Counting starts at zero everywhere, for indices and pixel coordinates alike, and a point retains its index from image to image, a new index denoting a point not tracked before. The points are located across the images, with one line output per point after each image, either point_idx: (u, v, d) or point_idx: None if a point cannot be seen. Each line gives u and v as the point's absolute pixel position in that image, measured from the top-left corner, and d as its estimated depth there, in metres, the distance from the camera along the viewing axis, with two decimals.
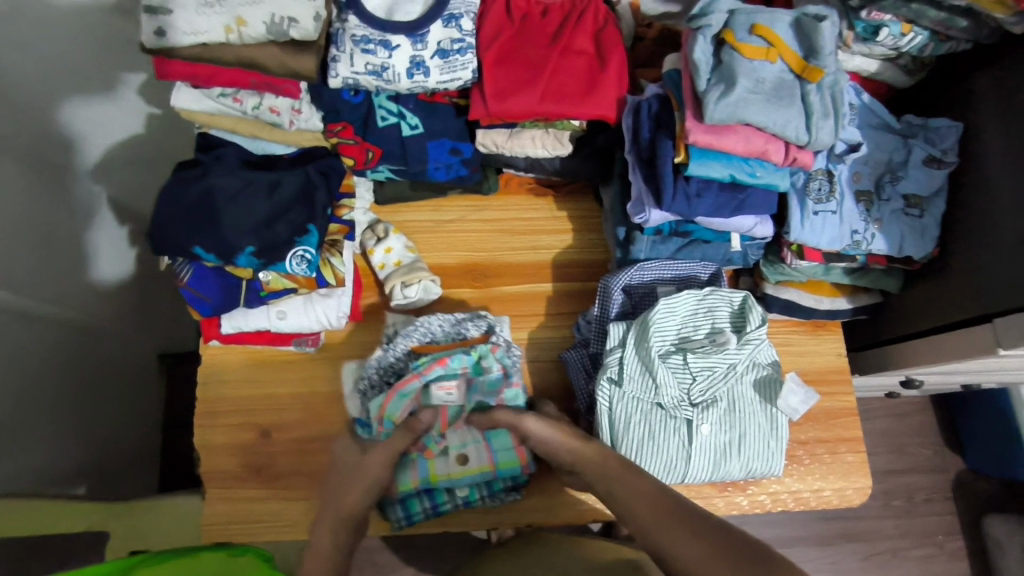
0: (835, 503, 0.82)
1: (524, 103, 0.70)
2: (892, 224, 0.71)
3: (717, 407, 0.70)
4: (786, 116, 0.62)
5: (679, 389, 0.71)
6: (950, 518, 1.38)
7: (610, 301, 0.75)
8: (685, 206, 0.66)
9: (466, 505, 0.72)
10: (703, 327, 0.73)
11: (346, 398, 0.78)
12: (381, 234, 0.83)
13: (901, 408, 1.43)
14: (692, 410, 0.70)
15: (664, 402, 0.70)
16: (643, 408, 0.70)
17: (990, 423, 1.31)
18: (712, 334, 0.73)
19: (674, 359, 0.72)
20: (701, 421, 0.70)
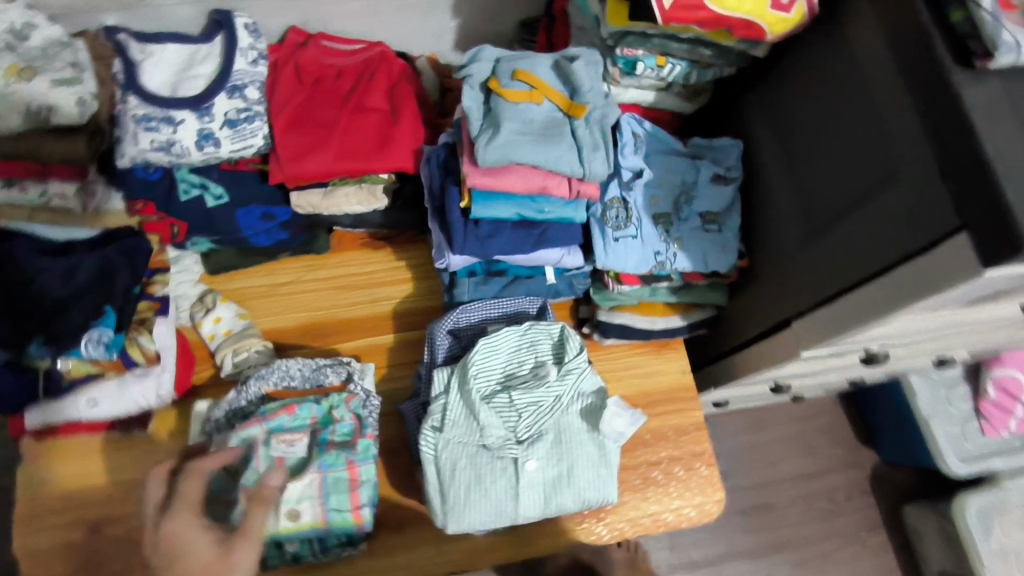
0: (697, 518, 0.83)
1: (317, 164, 0.70)
2: (693, 241, 0.74)
3: (544, 441, 0.71)
4: (557, 152, 0.64)
5: (505, 428, 0.71)
6: (871, 513, 1.39)
7: (434, 344, 0.75)
8: (477, 246, 0.67)
9: (297, 560, 0.67)
10: (526, 361, 0.75)
11: (192, 430, 0.73)
12: (208, 305, 0.81)
13: (808, 411, 1.46)
14: (518, 448, 0.70)
15: (489, 443, 0.70)
16: (467, 453, 0.69)
17: (890, 414, 1.36)
18: (535, 368, 0.74)
19: (498, 400, 0.72)
20: (527, 458, 0.69)
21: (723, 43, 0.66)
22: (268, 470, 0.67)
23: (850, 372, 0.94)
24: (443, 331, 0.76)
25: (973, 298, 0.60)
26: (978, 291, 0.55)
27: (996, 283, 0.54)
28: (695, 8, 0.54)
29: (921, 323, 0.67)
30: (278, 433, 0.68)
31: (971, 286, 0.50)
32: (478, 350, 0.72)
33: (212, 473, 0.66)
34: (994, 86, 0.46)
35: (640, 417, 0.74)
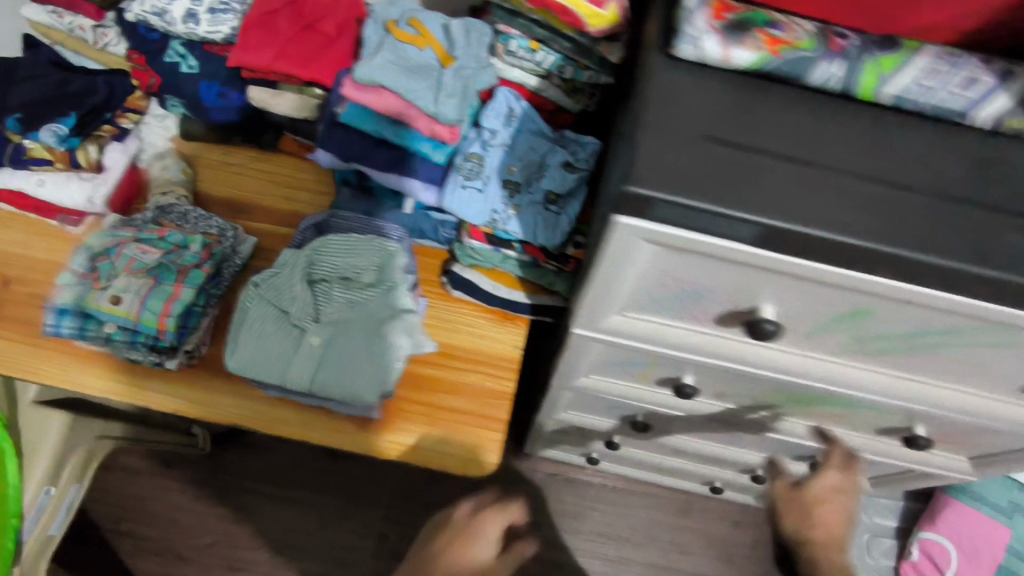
0: (466, 470, 0.87)
1: (259, 58, 0.87)
2: (528, 212, 0.82)
3: (335, 329, 0.81)
4: (415, 87, 0.77)
5: (311, 306, 0.82)
6: None
7: (297, 230, 0.89)
8: (338, 147, 0.81)
9: (107, 341, 0.80)
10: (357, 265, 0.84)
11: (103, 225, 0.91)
12: (163, 155, 0.99)
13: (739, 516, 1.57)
14: (311, 324, 0.81)
15: (291, 312, 0.81)
16: (273, 311, 0.81)
17: None
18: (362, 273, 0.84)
19: (319, 284, 0.83)
20: (313, 334, 0.80)
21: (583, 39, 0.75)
22: (118, 264, 0.82)
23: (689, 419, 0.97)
24: (313, 226, 0.89)
25: (704, 306, 0.65)
26: (685, 281, 0.61)
27: (693, 272, 0.59)
28: None
29: (685, 336, 0.71)
30: (143, 242, 0.84)
31: (644, 253, 0.57)
32: (321, 241, 0.85)
33: (83, 251, 0.84)
34: (683, 77, 0.54)
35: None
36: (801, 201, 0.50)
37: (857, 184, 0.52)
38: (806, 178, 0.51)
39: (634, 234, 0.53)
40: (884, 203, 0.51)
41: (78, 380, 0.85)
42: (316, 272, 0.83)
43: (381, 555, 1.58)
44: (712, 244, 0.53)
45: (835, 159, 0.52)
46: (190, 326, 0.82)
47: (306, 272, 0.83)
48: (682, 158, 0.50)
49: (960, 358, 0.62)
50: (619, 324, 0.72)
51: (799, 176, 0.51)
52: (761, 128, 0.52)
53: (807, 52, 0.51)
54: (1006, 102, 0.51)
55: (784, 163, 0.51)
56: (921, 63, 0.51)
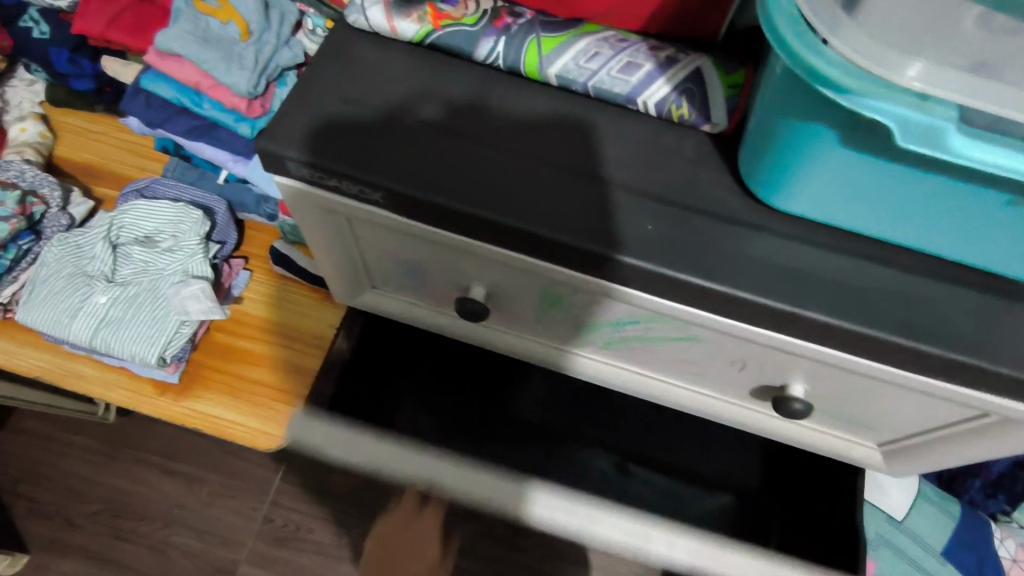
0: (258, 442, 0.87)
1: (94, 25, 0.89)
2: None
3: (126, 290, 0.82)
4: (209, 57, 0.78)
5: (108, 266, 0.84)
6: None
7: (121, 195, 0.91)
8: (142, 110, 0.83)
9: None
10: (166, 232, 0.86)
11: None
12: (23, 117, 1.03)
13: None
14: (103, 283, 0.82)
15: (86, 271, 0.83)
16: (73, 266, 0.83)
17: None
18: (167, 240, 0.86)
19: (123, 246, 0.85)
20: (101, 293, 0.82)
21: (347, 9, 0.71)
22: None
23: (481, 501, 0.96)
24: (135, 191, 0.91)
25: (428, 283, 0.65)
26: (392, 253, 0.61)
27: (392, 243, 0.59)
28: None
29: (432, 317, 0.71)
30: None
31: (328, 220, 0.58)
32: (134, 207, 0.87)
33: None
34: (361, 46, 0.54)
35: (217, 315, 0.83)
36: (441, 171, 0.49)
37: (512, 160, 0.50)
38: (457, 148, 0.50)
39: (304, 195, 0.54)
40: (534, 179, 0.50)
41: None
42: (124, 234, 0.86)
43: (266, 534, 1.61)
44: (372, 212, 0.53)
45: (495, 134, 0.52)
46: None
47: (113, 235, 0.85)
48: (326, 121, 0.51)
49: (664, 351, 0.61)
50: (375, 301, 0.72)
51: (447, 147, 0.50)
52: (425, 99, 0.52)
53: (468, 27, 0.53)
54: (665, 86, 0.51)
55: (438, 135, 0.51)
56: (583, 44, 0.52)
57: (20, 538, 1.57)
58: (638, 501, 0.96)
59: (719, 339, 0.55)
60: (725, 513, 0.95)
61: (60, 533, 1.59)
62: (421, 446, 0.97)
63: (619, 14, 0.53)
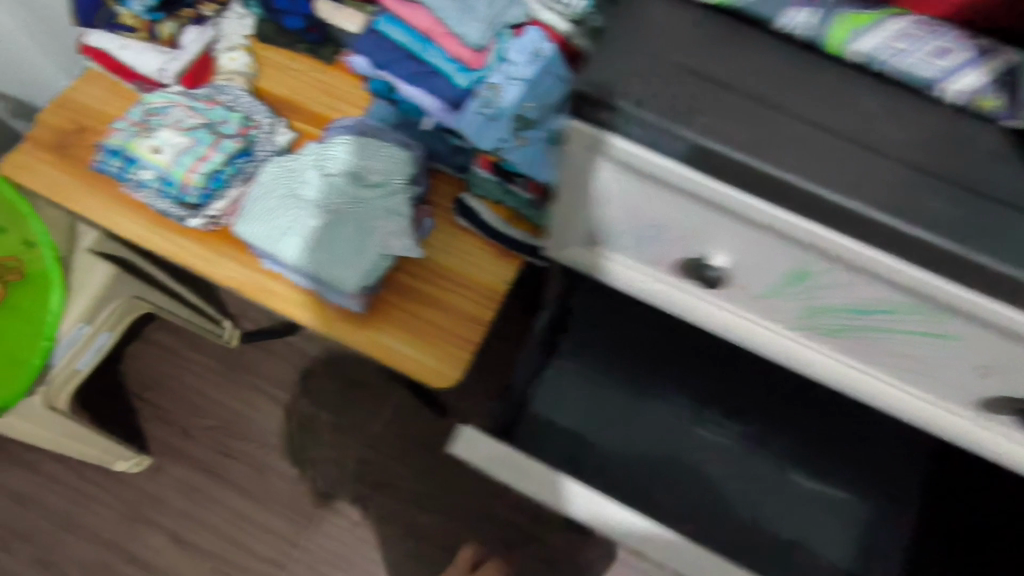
0: (428, 377, 0.92)
1: None
2: (532, 147, 0.86)
3: (334, 216, 0.87)
4: (447, 7, 0.82)
5: (319, 192, 0.88)
6: None
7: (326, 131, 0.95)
8: (371, 51, 0.88)
9: (143, 186, 0.90)
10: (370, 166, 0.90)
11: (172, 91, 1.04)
12: (234, 46, 1.09)
13: None
14: (314, 208, 0.87)
15: (300, 195, 0.88)
16: (286, 191, 0.89)
17: None
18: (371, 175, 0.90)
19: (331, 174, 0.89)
20: (314, 217, 0.87)
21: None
22: (165, 121, 0.90)
23: (625, 480, 0.96)
24: (338, 127, 0.95)
25: (659, 248, 0.67)
26: (637, 212, 0.64)
27: (647, 202, 0.62)
28: None
29: (641, 283, 0.73)
30: (192, 108, 0.92)
31: (594, 168, 0.61)
32: (341, 139, 0.91)
33: (139, 105, 0.92)
34: (657, 5, 0.56)
35: (414, 255, 0.87)
36: (741, 130, 0.51)
37: (808, 128, 0.51)
38: (754, 110, 0.51)
39: (586, 140, 0.57)
40: (830, 149, 0.50)
41: (120, 225, 0.97)
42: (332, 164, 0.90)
43: (362, 475, 1.67)
44: (651, 164, 0.55)
45: (790, 102, 0.52)
46: (215, 188, 0.90)
47: (322, 164, 0.90)
48: (628, 70, 0.52)
49: (893, 344, 0.63)
50: (584, 258, 0.74)
51: (744, 107, 0.52)
52: (719, 62, 0.53)
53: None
54: (978, 76, 0.50)
55: (735, 97, 0.52)
56: (895, 25, 0.51)
57: (143, 441, 1.68)
58: (784, 500, 0.96)
59: (976, 335, 0.55)
60: (869, 528, 0.94)
61: (176, 442, 1.69)
62: (571, 407, 0.98)
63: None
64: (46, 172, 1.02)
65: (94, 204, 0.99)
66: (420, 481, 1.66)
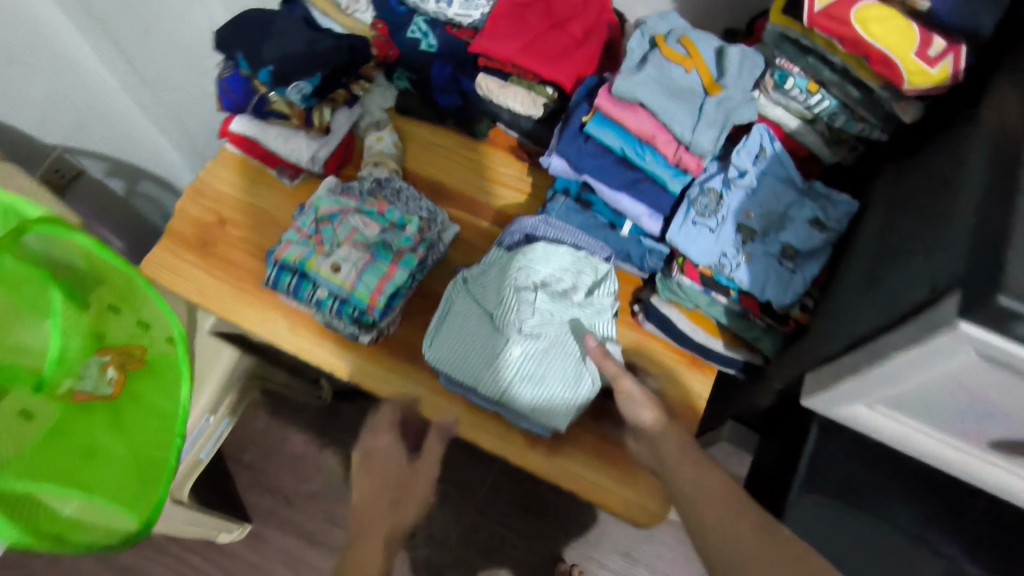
0: (620, 509, 0.82)
1: (504, 49, 0.85)
2: (761, 263, 0.76)
3: (537, 342, 0.79)
4: (675, 111, 0.71)
5: (515, 313, 0.79)
6: None
7: (507, 232, 0.85)
8: (575, 156, 0.77)
9: (318, 305, 0.81)
10: (566, 280, 0.82)
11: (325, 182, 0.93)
12: (380, 126, 0.99)
13: None
14: (513, 333, 0.79)
15: (495, 316, 0.80)
16: (478, 311, 0.81)
17: None
18: (569, 289, 0.82)
19: (525, 290, 0.80)
20: (515, 344, 0.79)
21: (892, 85, 0.64)
22: (340, 231, 0.82)
23: None
24: (522, 227, 0.85)
25: (988, 425, 0.57)
26: (980, 398, 0.53)
27: (1003, 396, 0.51)
28: (838, 20, 0.58)
29: (936, 448, 0.63)
30: (364, 215, 0.83)
31: (957, 366, 0.49)
32: (536, 247, 0.82)
33: (308, 210, 0.84)
34: None
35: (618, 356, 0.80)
36: None
37: None
38: None
39: (965, 344, 0.46)
40: None
41: (277, 337, 0.90)
42: (527, 278, 0.81)
43: None
44: None
45: None
46: (396, 305, 0.81)
47: (514, 277, 0.80)
48: None
49: None
50: (863, 416, 0.64)
51: None
52: None
53: None
54: None
55: None
56: None
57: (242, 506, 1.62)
58: None
59: None
60: None
61: (275, 505, 1.62)
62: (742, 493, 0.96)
63: None
64: (192, 275, 0.94)
65: (251, 313, 0.92)
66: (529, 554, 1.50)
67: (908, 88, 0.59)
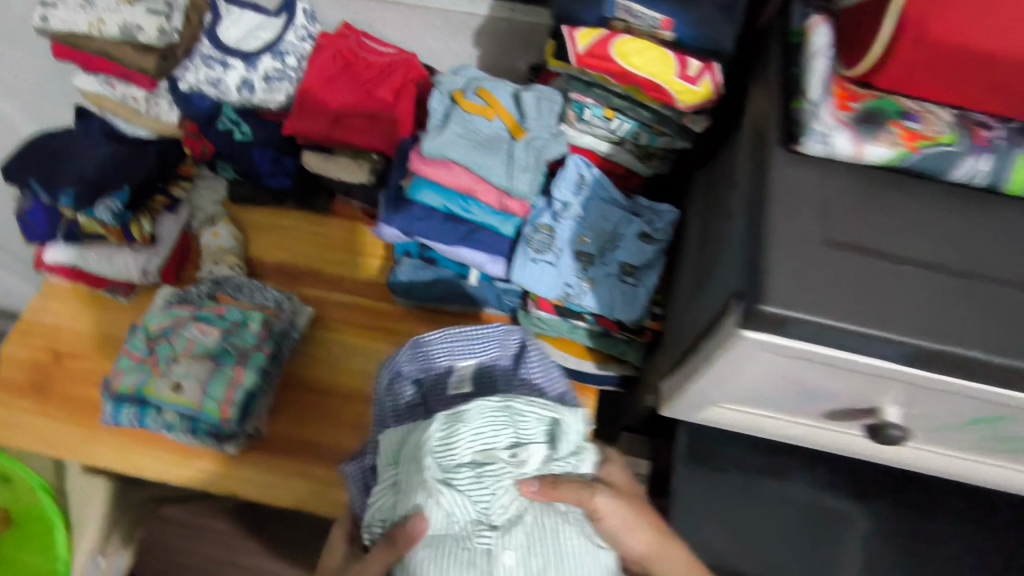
0: None
1: (317, 127, 0.85)
2: (604, 286, 0.78)
3: (521, 525, 0.51)
4: (486, 161, 0.73)
5: (473, 509, 0.50)
6: None
7: (389, 393, 0.64)
8: (402, 221, 0.78)
9: (167, 430, 0.77)
10: (504, 436, 0.53)
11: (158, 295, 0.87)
12: (215, 221, 0.96)
13: None
14: (491, 533, 0.50)
15: (453, 529, 0.50)
16: (452, 542, 0.49)
17: None
18: (515, 448, 0.53)
19: (462, 478, 0.51)
20: (502, 547, 0.49)
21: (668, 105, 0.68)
22: (177, 345, 0.78)
23: None
24: (407, 376, 0.65)
25: (818, 402, 0.59)
26: (801, 383, 0.55)
27: (817, 379, 0.53)
28: (602, 58, 0.60)
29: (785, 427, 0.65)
30: (200, 322, 0.80)
31: (765, 363, 0.51)
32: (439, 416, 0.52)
33: (139, 332, 0.80)
34: (801, 173, 0.48)
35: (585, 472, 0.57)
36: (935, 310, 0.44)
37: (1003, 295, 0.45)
38: (945, 287, 0.45)
39: (759, 349, 0.48)
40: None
41: (136, 466, 0.84)
42: (452, 460, 0.51)
43: None
44: (855, 361, 0.46)
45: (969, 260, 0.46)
46: (252, 412, 0.78)
47: (431, 468, 0.50)
48: (819, 271, 0.45)
49: None
50: (715, 414, 0.66)
51: (933, 284, 0.45)
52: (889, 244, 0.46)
53: (949, 146, 0.47)
54: None
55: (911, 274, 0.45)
56: None
57: None
58: None
59: None
60: None
61: None
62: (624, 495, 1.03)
63: None
64: (31, 426, 0.86)
65: (103, 449, 0.85)
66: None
67: (679, 106, 0.62)
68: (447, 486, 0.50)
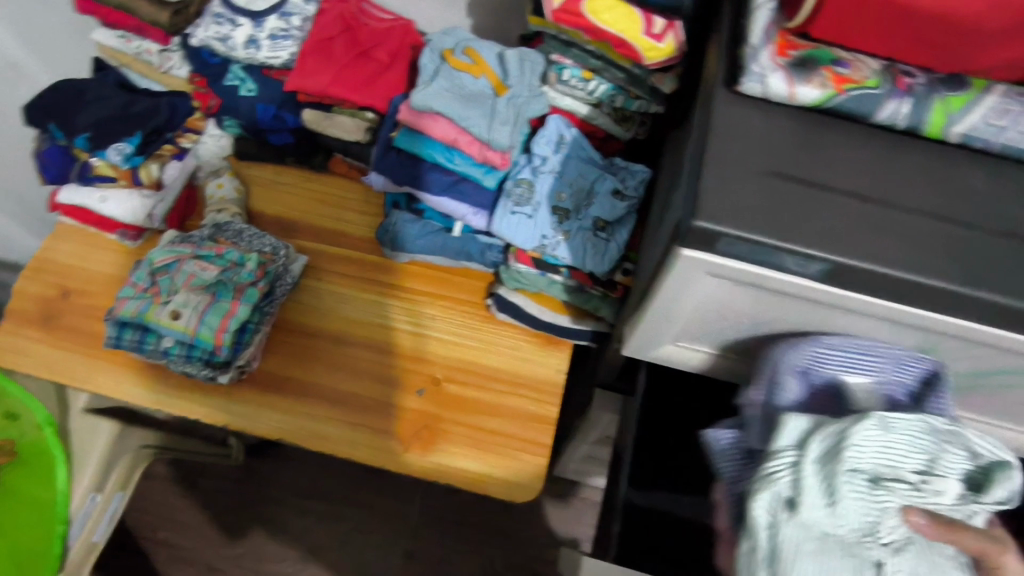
0: (500, 493, 0.86)
1: (318, 82, 0.90)
2: (577, 238, 0.83)
3: (910, 553, 0.46)
4: (468, 114, 0.78)
5: (863, 527, 0.46)
6: None
7: (782, 382, 0.55)
8: (393, 167, 0.85)
9: (165, 355, 0.83)
10: (920, 460, 0.47)
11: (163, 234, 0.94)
12: (219, 173, 1.01)
13: None
14: (877, 550, 0.46)
15: (837, 536, 0.46)
16: (838, 545, 0.46)
17: None
18: (925, 473, 0.47)
19: (860, 485, 0.46)
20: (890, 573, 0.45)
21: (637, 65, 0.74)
22: (177, 278, 0.84)
23: None
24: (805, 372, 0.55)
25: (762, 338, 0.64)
26: (742, 314, 0.60)
27: (756, 307, 0.58)
28: (574, 14, 0.66)
29: (734, 368, 0.70)
30: (201, 259, 0.86)
31: (707, 289, 0.56)
32: (872, 421, 0.46)
33: (143, 265, 0.86)
34: (740, 113, 0.54)
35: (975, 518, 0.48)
36: (852, 232, 0.49)
37: (914, 223, 0.50)
38: (862, 213, 0.50)
39: (698, 269, 0.53)
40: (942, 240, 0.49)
41: (134, 393, 0.89)
42: (855, 460, 0.46)
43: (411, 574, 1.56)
44: (783, 279, 0.51)
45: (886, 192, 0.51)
46: (245, 342, 0.84)
47: (851, 475, 0.45)
48: (750, 195, 0.50)
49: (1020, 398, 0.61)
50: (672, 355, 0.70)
51: (851, 210, 0.50)
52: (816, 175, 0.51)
53: (873, 90, 0.52)
54: None
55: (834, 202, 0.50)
56: (988, 102, 0.52)
57: None
58: None
59: None
60: None
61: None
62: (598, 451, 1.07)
63: (991, 54, 0.50)
64: (39, 354, 0.92)
65: (104, 378, 0.90)
66: (498, 558, 1.29)
67: (644, 63, 0.68)
68: (855, 489, 0.46)
